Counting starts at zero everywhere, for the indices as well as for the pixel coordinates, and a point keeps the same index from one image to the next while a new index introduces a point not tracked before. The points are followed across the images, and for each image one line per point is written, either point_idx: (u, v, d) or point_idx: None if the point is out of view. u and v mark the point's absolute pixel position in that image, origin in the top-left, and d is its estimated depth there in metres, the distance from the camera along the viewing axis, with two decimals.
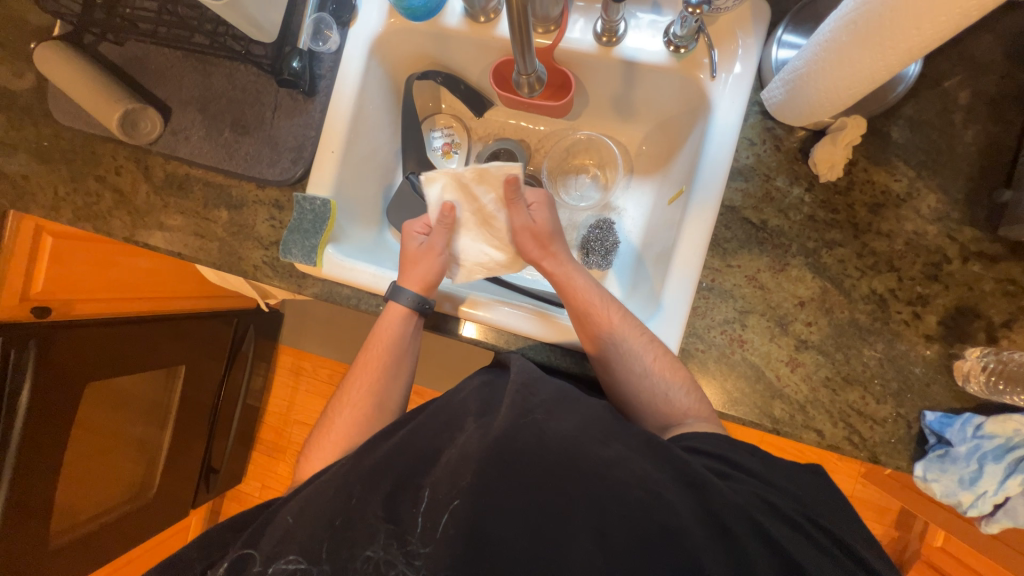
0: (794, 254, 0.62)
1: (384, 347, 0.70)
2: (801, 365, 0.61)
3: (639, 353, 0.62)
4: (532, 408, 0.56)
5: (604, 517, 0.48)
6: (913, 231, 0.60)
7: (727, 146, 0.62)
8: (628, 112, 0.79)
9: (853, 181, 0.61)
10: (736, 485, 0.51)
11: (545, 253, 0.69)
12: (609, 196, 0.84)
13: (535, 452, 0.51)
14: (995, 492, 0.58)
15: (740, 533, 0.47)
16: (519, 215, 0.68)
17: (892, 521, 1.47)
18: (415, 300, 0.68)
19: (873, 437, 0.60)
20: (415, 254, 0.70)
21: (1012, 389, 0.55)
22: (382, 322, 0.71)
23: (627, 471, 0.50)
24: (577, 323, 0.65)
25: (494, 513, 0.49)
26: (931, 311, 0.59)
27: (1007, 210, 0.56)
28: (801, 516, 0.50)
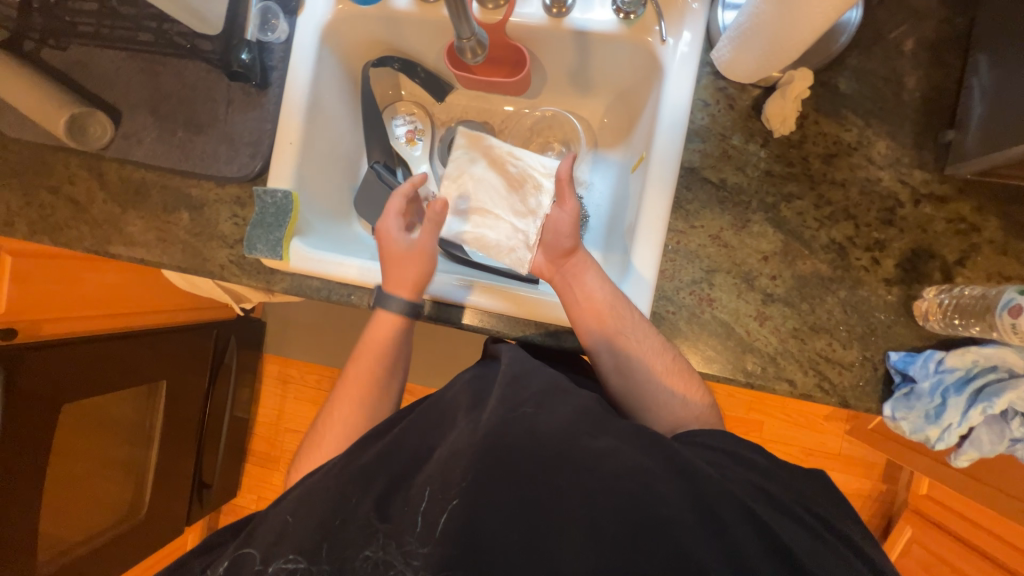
0: (754, 210, 0.63)
1: (375, 352, 0.70)
2: (769, 318, 0.63)
3: (657, 355, 0.61)
4: (524, 404, 0.55)
5: (596, 508, 0.48)
6: (866, 178, 0.61)
7: (682, 110, 0.63)
8: (586, 86, 0.79)
9: (808, 133, 0.62)
10: (730, 474, 0.52)
11: (576, 251, 0.68)
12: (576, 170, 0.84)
13: (523, 445, 0.52)
14: (960, 424, 0.58)
15: (730, 520, 0.47)
16: (572, 202, 0.68)
17: (880, 476, 1.51)
18: (405, 305, 0.68)
19: (842, 382, 0.61)
20: (399, 256, 0.68)
21: (966, 322, 0.56)
22: (374, 329, 0.70)
23: (616, 463, 0.50)
24: (595, 325, 0.63)
25: (486, 506, 0.50)
26: (888, 256, 0.61)
27: (952, 148, 0.58)
28: (795, 502, 0.52)
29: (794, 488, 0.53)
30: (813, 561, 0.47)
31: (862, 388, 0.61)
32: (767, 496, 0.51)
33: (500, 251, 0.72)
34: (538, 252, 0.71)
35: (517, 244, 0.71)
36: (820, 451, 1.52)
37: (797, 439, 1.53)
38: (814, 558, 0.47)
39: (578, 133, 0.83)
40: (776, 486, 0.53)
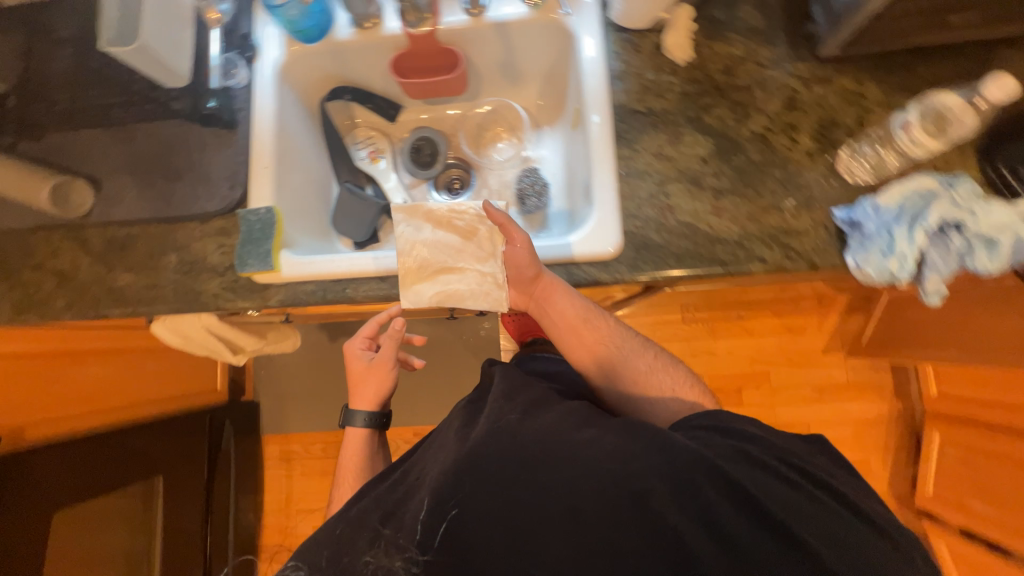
0: (682, 124, 0.73)
1: (356, 451, 0.88)
2: (724, 210, 0.70)
3: (639, 355, 0.75)
4: (505, 413, 0.62)
5: (577, 496, 0.54)
6: (762, 78, 0.73)
7: (596, 60, 0.75)
8: (516, 76, 0.91)
9: (707, 56, 0.74)
10: (711, 444, 0.59)
11: (541, 276, 0.71)
12: (526, 147, 0.94)
13: (507, 449, 0.56)
14: (912, 248, 0.61)
15: (702, 481, 0.53)
16: (518, 235, 0.71)
17: (893, 393, 1.55)
18: (368, 418, 0.89)
19: (805, 246, 0.68)
20: (364, 373, 0.90)
21: (876, 166, 0.67)
22: (348, 440, 0.89)
23: (598, 451, 0.55)
24: (577, 338, 0.75)
25: (472, 506, 0.54)
26: (802, 133, 0.71)
27: (815, 38, 0.71)
28: (769, 457, 0.58)
29: (774, 446, 0.59)
30: (783, 508, 0.54)
31: (819, 253, 0.67)
32: (750, 459, 0.57)
33: (475, 297, 0.73)
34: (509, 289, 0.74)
35: (489, 287, 0.73)
36: (828, 384, 1.57)
37: (802, 378, 1.59)
38: (786, 503, 0.55)
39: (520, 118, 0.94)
40: (757, 447, 0.59)
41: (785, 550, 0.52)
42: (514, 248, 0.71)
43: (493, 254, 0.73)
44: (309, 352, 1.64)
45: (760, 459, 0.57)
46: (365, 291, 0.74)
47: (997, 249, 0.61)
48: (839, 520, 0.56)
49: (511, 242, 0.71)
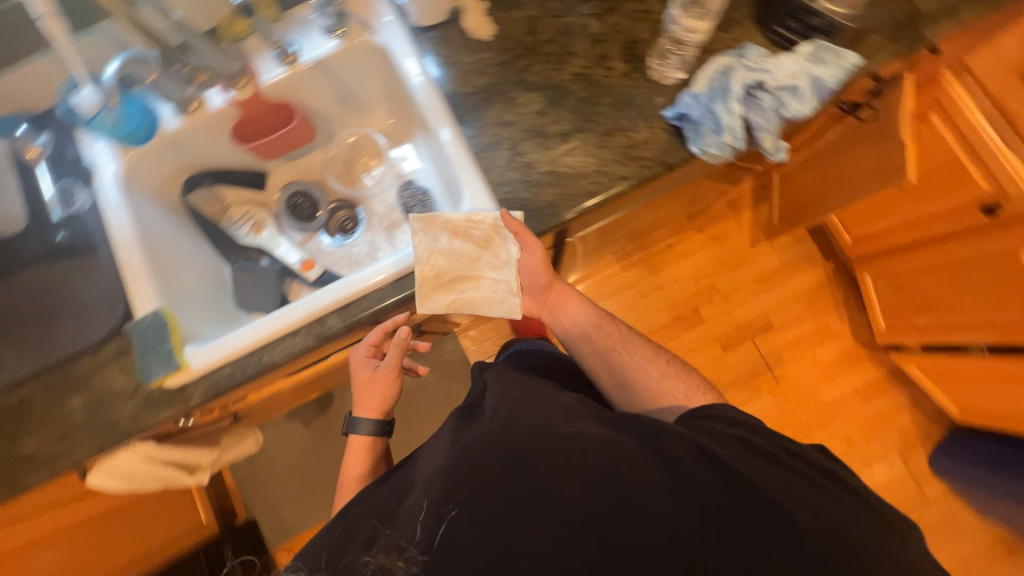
0: (511, 89, 0.78)
1: (363, 459, 0.83)
2: (576, 147, 0.75)
3: (651, 362, 0.83)
4: (497, 410, 0.67)
5: (568, 484, 0.57)
6: (561, 26, 0.79)
7: (412, 62, 0.78)
8: (359, 105, 0.93)
9: (507, 24, 0.80)
10: (712, 435, 0.66)
11: (551, 285, 0.83)
12: (395, 164, 0.96)
13: (499, 442, 0.61)
14: (732, 117, 0.70)
15: (682, 456, 0.60)
16: (533, 243, 0.72)
17: (822, 256, 1.68)
18: (372, 426, 0.83)
19: (655, 151, 0.74)
20: (370, 381, 0.83)
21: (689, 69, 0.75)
22: (352, 451, 0.84)
23: (589, 440, 0.61)
24: (591, 342, 0.85)
25: (462, 490, 0.57)
26: (613, 60, 0.77)
27: None
28: (772, 448, 0.64)
29: (774, 439, 0.66)
30: (772, 485, 0.60)
31: (667, 153, 0.73)
32: (742, 443, 0.64)
33: (490, 304, 0.75)
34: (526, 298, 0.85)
35: (504, 295, 0.76)
36: (765, 272, 1.69)
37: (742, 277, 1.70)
38: (779, 484, 0.60)
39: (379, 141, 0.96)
40: (750, 437, 0.66)
41: (772, 519, 0.58)
42: (527, 254, 0.74)
43: (508, 259, 0.75)
44: (289, 444, 1.58)
45: (754, 445, 0.64)
46: (282, 352, 0.73)
47: (802, 92, 0.70)
48: (832, 505, 0.60)
49: (524, 250, 0.73)
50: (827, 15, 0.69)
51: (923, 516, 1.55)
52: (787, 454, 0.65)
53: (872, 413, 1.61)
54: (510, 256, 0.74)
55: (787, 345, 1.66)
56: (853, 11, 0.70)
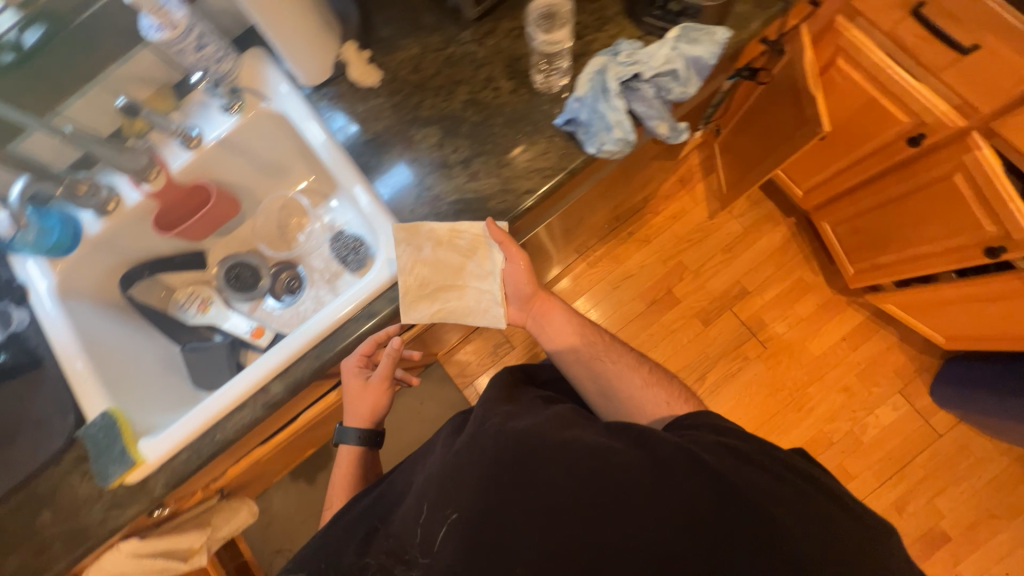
0: (408, 129, 0.80)
1: (352, 462, 0.89)
2: (478, 172, 0.77)
3: (636, 372, 0.83)
4: (490, 416, 0.70)
5: (557, 498, 0.60)
6: (445, 58, 0.81)
7: (311, 123, 0.80)
8: (277, 170, 0.95)
9: (394, 66, 0.82)
10: (706, 441, 0.64)
11: (536, 293, 0.84)
12: (324, 218, 0.98)
13: (491, 454, 0.64)
14: (619, 114, 0.71)
15: (673, 460, 0.60)
16: (517, 253, 0.75)
17: (781, 213, 1.68)
18: (360, 436, 0.88)
19: (554, 160, 0.75)
20: (361, 393, 0.86)
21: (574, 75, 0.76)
22: (342, 454, 0.90)
23: (580, 450, 0.63)
24: (575, 351, 0.85)
25: (452, 500, 0.63)
26: (498, 80, 0.79)
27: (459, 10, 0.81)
28: (767, 456, 0.63)
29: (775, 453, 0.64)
30: (766, 495, 0.59)
31: (566, 159, 0.75)
32: (744, 454, 0.62)
33: (476, 313, 0.80)
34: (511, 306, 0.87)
35: (489, 304, 0.80)
36: (728, 239, 1.69)
37: (706, 249, 1.70)
38: (772, 496, 0.59)
39: (304, 200, 0.98)
40: (747, 443, 0.64)
41: (759, 528, 0.57)
42: (514, 261, 0.76)
43: (494, 265, 0.78)
44: (291, 503, 1.58)
45: (753, 456, 0.62)
46: (232, 428, 0.74)
47: (681, 75, 0.72)
48: (825, 518, 0.59)
49: (511, 257, 0.76)
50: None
51: (939, 451, 1.52)
52: (787, 467, 0.62)
53: (865, 358, 1.59)
54: (496, 262, 0.77)
55: (767, 308, 1.65)
56: None
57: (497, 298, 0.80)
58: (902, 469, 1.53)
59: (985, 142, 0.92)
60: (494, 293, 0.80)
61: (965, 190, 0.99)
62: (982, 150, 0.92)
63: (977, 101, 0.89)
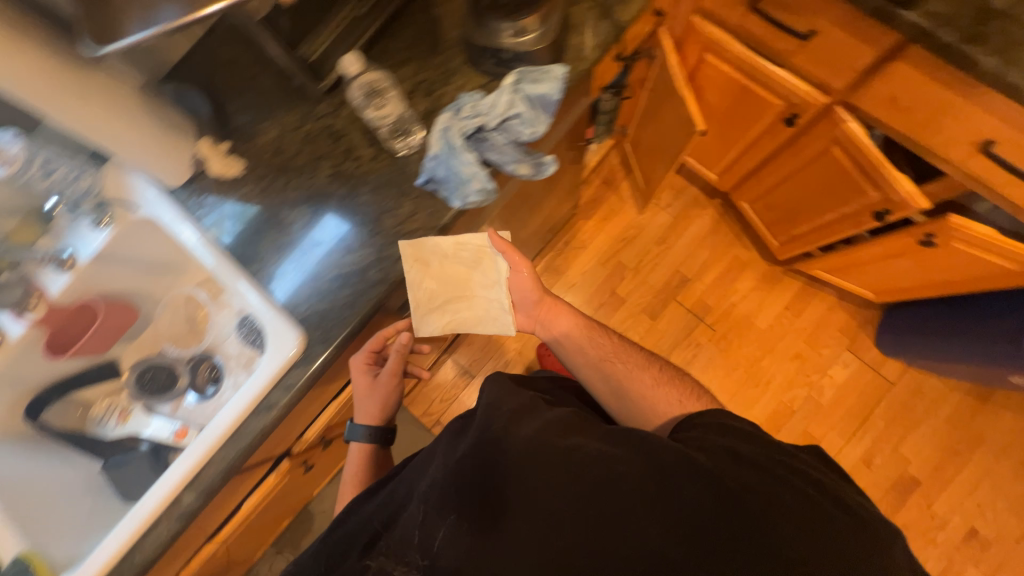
0: (279, 212, 0.80)
1: (360, 459, 0.94)
2: (354, 243, 0.77)
3: (644, 371, 0.85)
4: (492, 424, 0.68)
5: (565, 501, 0.60)
6: (304, 134, 0.82)
7: (183, 223, 0.80)
8: (168, 267, 0.93)
9: (256, 151, 0.82)
10: (711, 449, 0.66)
11: (543, 297, 0.91)
12: (224, 302, 0.93)
13: (495, 460, 0.64)
14: (473, 167, 0.72)
15: (675, 471, 0.62)
16: (522, 262, 0.86)
17: (706, 196, 1.71)
18: (370, 434, 0.92)
19: (424, 219, 0.76)
20: (372, 389, 0.89)
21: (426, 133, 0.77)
22: (353, 450, 0.95)
23: (586, 456, 0.63)
24: (583, 354, 0.88)
25: (456, 502, 0.62)
26: (358, 148, 0.80)
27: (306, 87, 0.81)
28: (769, 461, 0.65)
29: (779, 453, 0.67)
30: (766, 494, 0.61)
31: (433, 217, 0.76)
32: (747, 459, 0.65)
33: (487, 319, 0.90)
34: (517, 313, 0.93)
35: (499, 312, 0.91)
36: (661, 230, 1.72)
37: (642, 244, 1.72)
38: (777, 501, 0.61)
39: (202, 289, 0.94)
40: (745, 446, 0.67)
41: (758, 531, 0.59)
42: (517, 266, 0.87)
43: (501, 271, 0.88)
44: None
45: (759, 461, 0.65)
46: (148, 549, 0.73)
47: (528, 117, 0.74)
48: (819, 516, 0.61)
49: (515, 263, 0.87)
50: (513, 44, 0.71)
51: (894, 399, 1.56)
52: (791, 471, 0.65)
53: (810, 322, 1.63)
54: (502, 269, 0.88)
55: (709, 292, 1.68)
56: (538, 29, 0.71)
57: (505, 305, 0.91)
58: (864, 423, 1.56)
59: (848, 116, 0.96)
60: (502, 300, 0.90)
61: (845, 160, 1.03)
62: (847, 124, 0.96)
63: (829, 80, 0.93)
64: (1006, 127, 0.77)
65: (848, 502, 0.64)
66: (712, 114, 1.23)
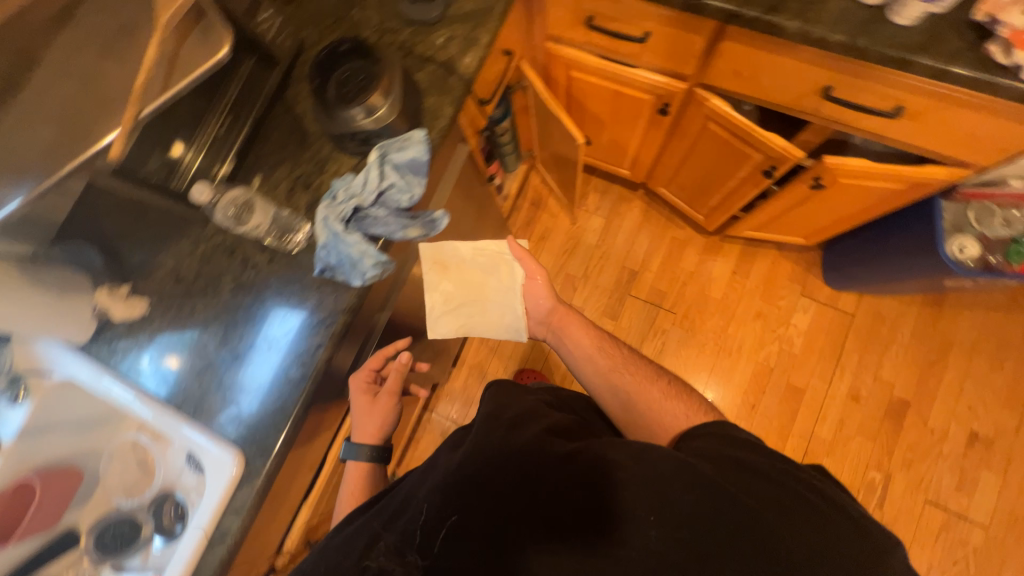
0: (192, 338, 0.81)
1: (359, 479, 0.92)
2: (270, 349, 0.78)
3: (651, 384, 0.85)
4: (493, 430, 0.71)
5: (567, 495, 0.62)
6: (201, 255, 0.83)
7: (103, 375, 0.81)
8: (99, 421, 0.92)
9: (157, 286, 0.83)
10: (715, 459, 0.65)
11: (555, 309, 1.01)
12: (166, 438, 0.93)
13: (502, 457, 0.66)
14: (361, 246, 0.75)
15: (670, 482, 0.59)
16: (535, 266, 1.00)
17: (630, 190, 1.77)
18: (370, 452, 0.93)
19: (331, 306, 0.78)
20: (375, 406, 0.93)
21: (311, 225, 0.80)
22: (350, 470, 0.93)
23: (586, 461, 0.64)
24: (591, 367, 0.91)
25: (461, 495, 0.64)
26: (254, 256, 0.81)
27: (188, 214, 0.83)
28: (772, 468, 0.63)
29: (792, 467, 0.64)
30: (765, 502, 0.59)
31: (339, 302, 0.78)
32: (750, 466, 0.63)
33: (501, 323, 1.04)
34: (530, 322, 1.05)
35: (514, 319, 1.04)
36: (598, 233, 1.76)
37: (584, 251, 1.76)
38: (780, 508, 0.58)
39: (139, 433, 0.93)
40: (750, 454, 0.65)
41: (758, 539, 0.56)
42: (530, 272, 1.02)
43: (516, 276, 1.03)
44: None
45: (764, 469, 0.62)
46: None
47: (402, 184, 0.77)
48: (814, 517, 0.58)
49: (528, 268, 1.02)
50: (363, 123, 0.73)
51: (860, 329, 1.60)
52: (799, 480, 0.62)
53: (760, 279, 1.67)
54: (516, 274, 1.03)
55: (659, 277, 1.71)
56: (386, 102, 0.73)
57: (519, 313, 1.03)
58: (840, 359, 1.59)
59: (710, 94, 1.02)
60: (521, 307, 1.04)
61: (722, 133, 1.09)
62: (711, 101, 1.02)
63: (680, 68, 0.99)
64: (840, 74, 0.83)
65: (833, 496, 0.62)
66: (599, 120, 1.29)
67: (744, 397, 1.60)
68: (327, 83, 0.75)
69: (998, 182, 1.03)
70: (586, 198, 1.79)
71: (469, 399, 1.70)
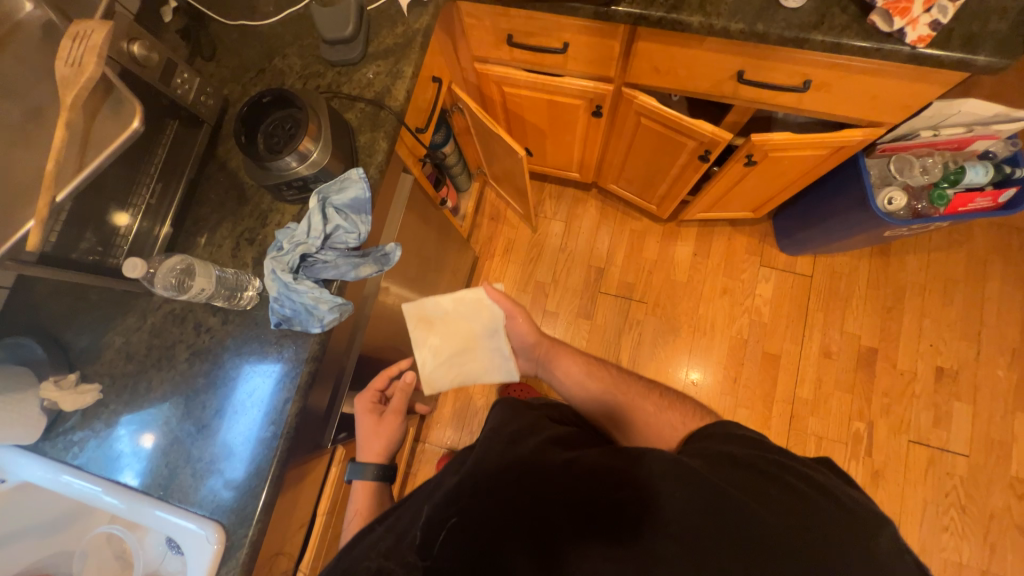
0: (152, 415, 0.77)
1: (365, 497, 0.90)
2: (236, 413, 0.76)
3: (645, 398, 0.88)
4: (494, 445, 0.71)
5: (568, 494, 0.60)
6: (150, 328, 0.80)
7: (56, 472, 0.76)
8: (61, 522, 0.86)
9: (107, 368, 0.80)
10: (709, 458, 0.65)
11: (541, 342, 1.07)
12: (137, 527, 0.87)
13: (503, 467, 0.66)
14: (313, 292, 0.74)
15: (657, 484, 0.58)
16: (512, 306, 1.06)
17: (583, 191, 1.81)
18: (375, 470, 0.91)
19: (292, 359, 0.76)
20: (381, 423, 0.94)
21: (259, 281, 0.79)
22: (356, 489, 0.91)
23: (581, 466, 0.63)
24: (585, 391, 0.95)
25: (468, 496, 0.63)
26: (206, 320, 0.79)
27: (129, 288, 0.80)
28: (767, 465, 0.63)
29: (794, 467, 0.63)
30: (757, 496, 0.58)
31: (300, 352, 0.76)
32: (745, 463, 0.63)
33: (492, 368, 1.08)
34: (521, 361, 1.11)
35: (504, 361, 1.08)
36: (560, 237, 1.79)
37: (549, 257, 1.78)
38: (773, 501, 0.58)
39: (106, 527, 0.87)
40: (743, 452, 0.66)
41: (747, 531, 0.54)
42: (509, 315, 1.07)
43: (496, 319, 1.08)
44: None
45: (760, 467, 0.63)
46: None
47: (348, 225, 0.78)
48: (808, 508, 0.58)
49: (507, 310, 1.07)
50: (299, 168, 0.73)
51: (820, 288, 1.67)
52: (795, 475, 0.62)
53: (720, 256, 1.73)
54: (496, 317, 1.07)
55: (626, 270, 1.75)
56: (318, 145, 0.73)
57: (507, 356, 1.07)
58: (807, 320, 1.65)
59: (636, 91, 1.06)
60: (508, 350, 1.08)
61: (656, 126, 1.13)
62: (639, 98, 1.06)
63: (604, 71, 1.03)
64: (750, 56, 0.87)
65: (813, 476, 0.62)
66: (540, 129, 1.32)
67: (725, 372, 1.64)
68: (255, 137, 0.74)
69: (910, 135, 1.09)
70: (543, 205, 1.82)
71: (460, 422, 1.68)
